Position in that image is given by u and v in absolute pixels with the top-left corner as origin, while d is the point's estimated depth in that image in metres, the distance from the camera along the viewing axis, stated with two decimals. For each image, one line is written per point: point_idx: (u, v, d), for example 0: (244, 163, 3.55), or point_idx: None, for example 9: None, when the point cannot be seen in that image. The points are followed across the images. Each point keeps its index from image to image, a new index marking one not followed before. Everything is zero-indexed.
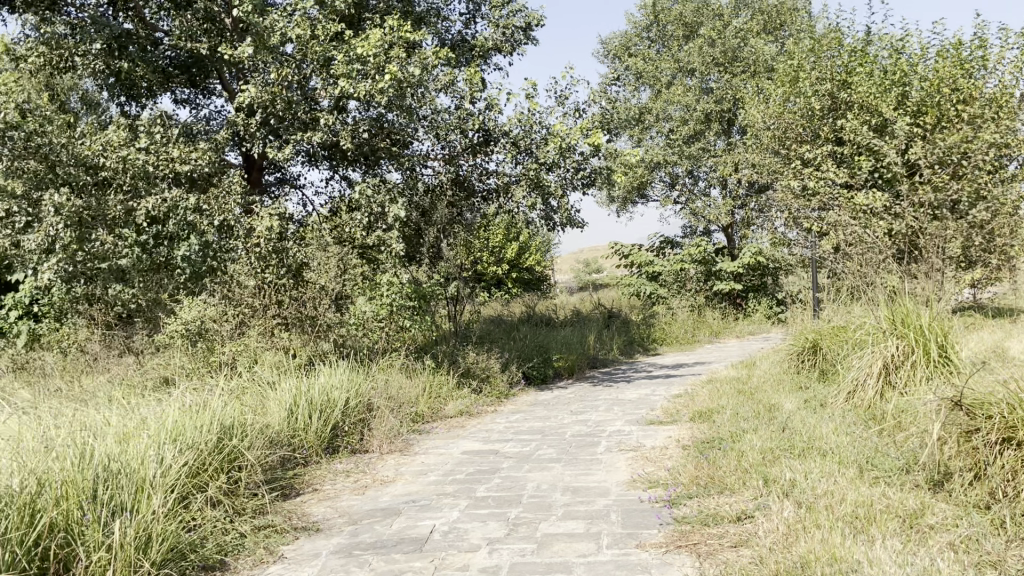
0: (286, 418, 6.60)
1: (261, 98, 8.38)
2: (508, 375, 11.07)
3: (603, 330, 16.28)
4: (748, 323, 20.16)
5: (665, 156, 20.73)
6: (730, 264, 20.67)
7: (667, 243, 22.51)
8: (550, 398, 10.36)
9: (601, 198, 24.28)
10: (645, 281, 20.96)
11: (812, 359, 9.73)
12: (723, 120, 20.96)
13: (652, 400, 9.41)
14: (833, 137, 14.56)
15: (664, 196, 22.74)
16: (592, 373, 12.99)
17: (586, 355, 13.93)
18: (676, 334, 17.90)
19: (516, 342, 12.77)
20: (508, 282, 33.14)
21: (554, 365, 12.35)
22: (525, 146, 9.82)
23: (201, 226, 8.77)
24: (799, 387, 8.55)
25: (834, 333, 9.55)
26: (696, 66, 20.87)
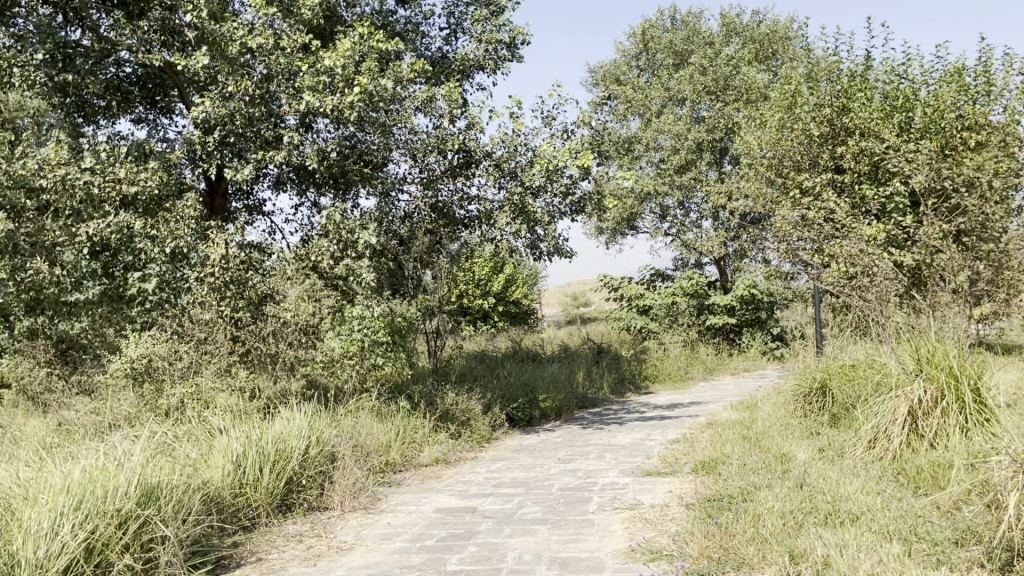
0: (231, 472, 5.76)
1: (218, 113, 7.63)
2: (490, 417, 10.23)
3: (592, 366, 15.49)
4: (743, 359, 19.41)
5: (655, 186, 20.13)
6: (724, 298, 19.97)
7: (658, 276, 21.83)
8: (536, 443, 9.52)
9: (590, 229, 23.63)
10: (636, 315, 20.21)
11: (819, 401, 8.96)
12: (714, 150, 20.41)
13: (648, 445, 8.59)
14: (832, 165, 13.95)
15: (655, 228, 22.10)
16: (582, 414, 12.15)
17: (575, 394, 13.10)
18: (668, 371, 17.12)
19: (501, 380, 11.94)
20: (494, 316, 32.40)
21: (541, 406, 11.53)
22: (510, 169, 9.12)
23: (151, 254, 7.97)
24: (810, 433, 7.76)
25: (844, 372, 8.80)
26: (687, 94, 20.35)
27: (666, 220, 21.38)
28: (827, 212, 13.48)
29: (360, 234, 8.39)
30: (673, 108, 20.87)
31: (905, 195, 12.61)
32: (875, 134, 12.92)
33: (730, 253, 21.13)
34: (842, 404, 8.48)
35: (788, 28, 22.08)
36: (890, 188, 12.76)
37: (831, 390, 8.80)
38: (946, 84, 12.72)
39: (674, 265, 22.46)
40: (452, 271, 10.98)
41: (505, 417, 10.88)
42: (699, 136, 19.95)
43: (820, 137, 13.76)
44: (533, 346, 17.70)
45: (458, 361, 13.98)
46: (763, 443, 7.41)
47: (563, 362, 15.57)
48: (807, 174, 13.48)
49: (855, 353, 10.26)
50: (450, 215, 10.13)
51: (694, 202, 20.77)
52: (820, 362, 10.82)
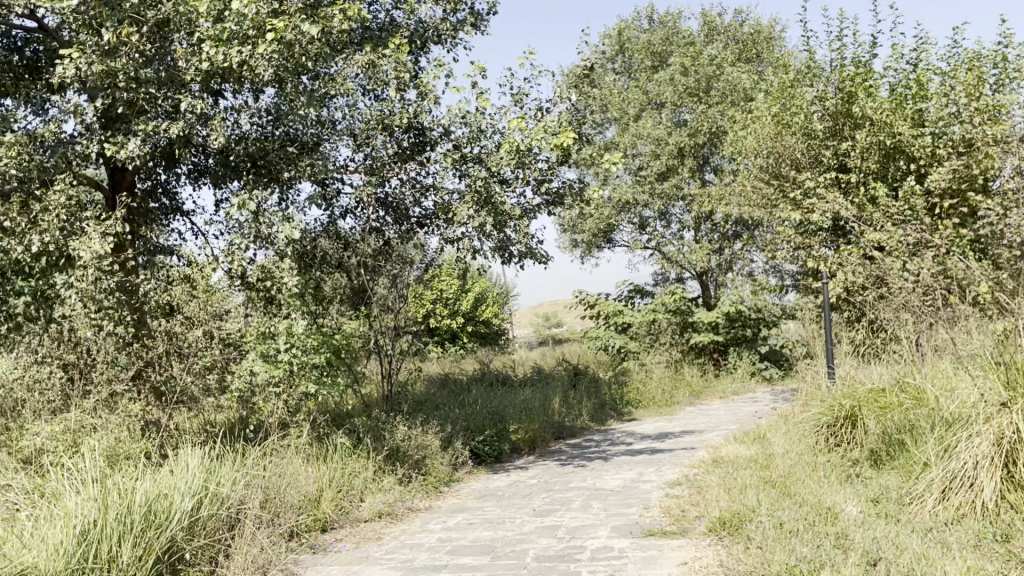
0: (66, 554, 4.08)
1: (94, 69, 5.97)
2: (451, 455, 8.55)
3: (569, 391, 13.86)
4: (730, 381, 17.93)
5: (634, 195, 18.70)
6: (708, 315, 18.52)
7: (637, 292, 20.30)
8: (505, 486, 7.87)
9: (563, 243, 22.09)
10: (615, 334, 18.66)
11: (847, 433, 7.43)
12: (697, 156, 19.00)
13: (643, 491, 6.98)
14: (835, 165, 12.43)
15: (633, 240, 20.62)
16: (559, 447, 10.51)
17: (550, 423, 11.48)
18: (652, 395, 15.56)
19: (464, 408, 10.27)
20: (463, 337, 30.89)
21: (511, 438, 9.88)
22: (472, 154, 7.54)
23: (10, 252, 6.25)
24: (847, 477, 6.22)
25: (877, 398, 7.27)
26: (667, 97, 18.96)
27: (646, 232, 19.95)
28: (831, 216, 12.05)
29: (284, 228, 6.71)
30: (651, 112, 19.46)
31: (919, 195, 11.24)
32: (886, 127, 11.51)
33: (713, 266, 19.74)
34: (879, 437, 6.98)
35: (771, 29, 20.87)
36: (904, 188, 11.37)
37: (863, 419, 7.29)
38: (962, 71, 11.40)
39: (653, 281, 20.99)
40: (406, 279, 9.34)
41: (470, 452, 9.22)
42: (680, 141, 18.58)
43: (821, 133, 12.34)
44: (504, 369, 16.09)
45: (417, 388, 12.29)
46: (794, 492, 5.80)
47: (536, 386, 13.94)
48: (809, 174, 12.05)
49: (879, 378, 8.79)
50: (403, 213, 8.50)
51: (675, 212, 19.39)
52: (837, 388, 9.29)
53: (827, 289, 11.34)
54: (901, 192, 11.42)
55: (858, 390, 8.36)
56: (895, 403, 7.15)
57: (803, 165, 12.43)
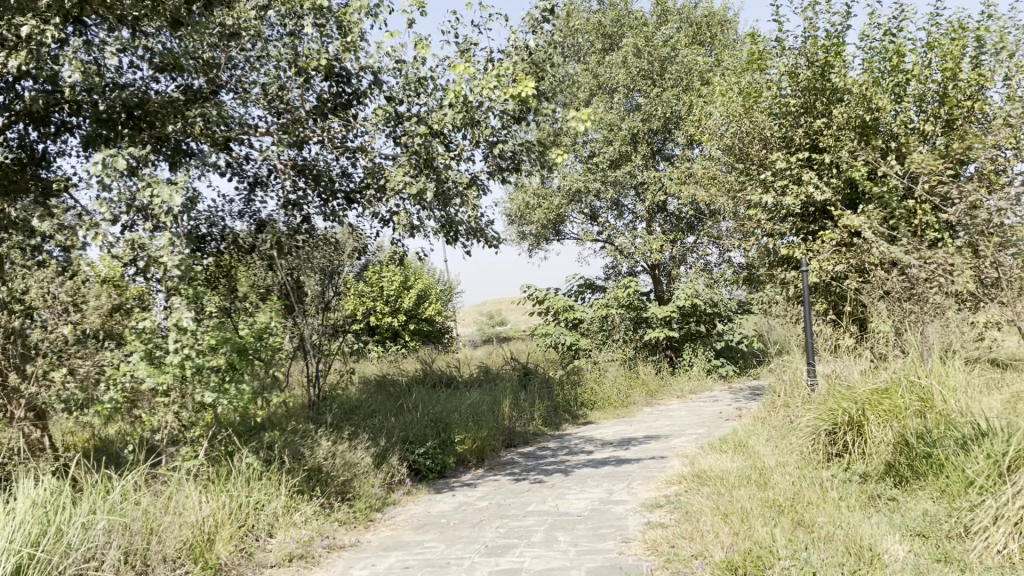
0: None
1: None
2: (385, 474, 7.22)
3: (520, 392, 12.65)
4: (686, 379, 16.96)
5: (586, 182, 17.70)
6: (664, 310, 17.53)
7: (587, 287, 19.20)
8: (450, 511, 6.59)
9: (510, 234, 20.85)
10: (565, 330, 17.43)
11: (850, 441, 6.36)
12: (651, 142, 17.97)
13: (616, 517, 5.80)
14: (807, 145, 11.41)
15: (584, 231, 19.50)
16: (510, 457, 9.27)
17: (500, 431, 10.23)
18: (608, 395, 14.42)
19: (401, 416, 8.92)
20: (403, 335, 29.65)
21: (456, 450, 8.58)
22: (409, 112, 6.26)
23: None
24: (868, 499, 5.11)
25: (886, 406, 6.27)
26: (619, 80, 17.88)
27: (597, 223, 18.92)
28: (804, 200, 11.09)
29: (169, 195, 5.33)
30: (603, 96, 18.36)
31: (899, 176, 10.37)
32: (863, 101, 10.57)
33: (667, 259, 18.79)
34: (890, 444, 5.95)
35: (725, 11, 20.01)
36: (882, 169, 10.47)
37: (870, 423, 6.25)
38: (944, 43, 10.54)
39: (605, 274, 19.94)
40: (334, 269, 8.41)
41: (407, 470, 7.91)
42: (633, 126, 17.54)
43: (794, 109, 11.31)
44: (448, 368, 14.87)
45: (350, 393, 10.92)
46: (811, 522, 4.67)
47: (483, 387, 12.70)
48: (780, 154, 11.05)
49: (871, 377, 7.81)
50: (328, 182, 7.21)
51: (628, 201, 18.38)
52: (824, 389, 8.27)
53: (804, 277, 10.33)
54: (878, 172, 10.52)
55: (851, 392, 7.36)
56: (902, 406, 6.19)
57: (773, 145, 11.45)
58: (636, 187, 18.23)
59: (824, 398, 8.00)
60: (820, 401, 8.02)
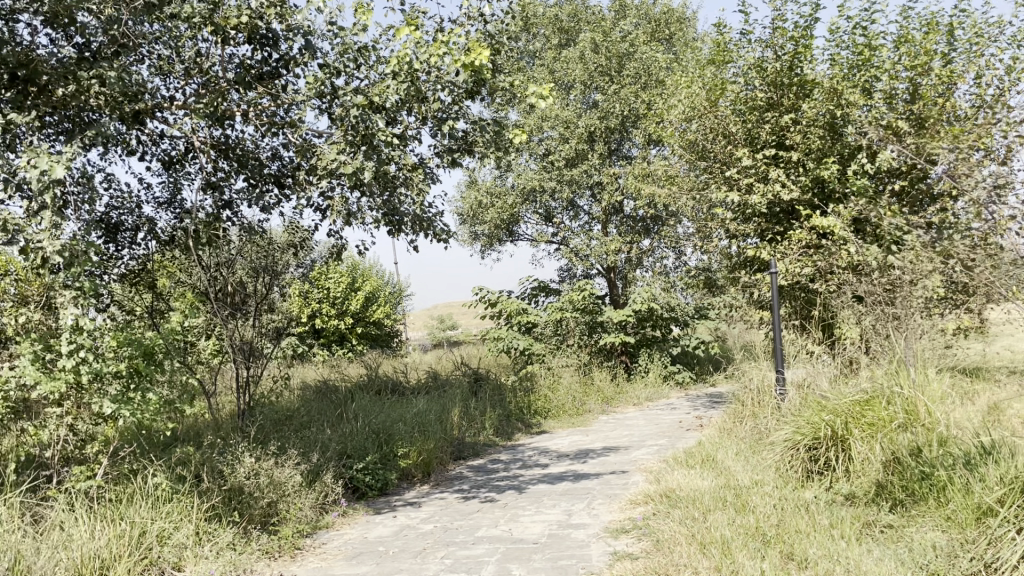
0: None
1: None
2: (316, 492, 6.46)
3: (470, 400, 11.93)
4: (642, 386, 16.43)
5: (541, 180, 17.10)
6: (619, 313, 16.98)
7: (541, 290, 18.57)
8: (389, 535, 5.86)
9: (462, 235, 20.14)
10: (518, 335, 16.74)
11: (833, 459, 5.82)
12: (608, 141, 17.43)
13: (575, 544, 5.15)
14: (773, 142, 10.95)
15: (538, 231, 18.87)
16: (458, 472, 8.56)
17: (448, 442, 9.51)
18: (562, 403, 13.79)
19: (340, 428, 8.15)
20: (350, 338, 28.78)
21: (400, 465, 7.85)
22: (347, 84, 5.54)
23: None
24: (862, 526, 4.54)
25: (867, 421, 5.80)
26: (575, 76, 17.31)
27: (552, 224, 18.34)
28: (770, 200, 10.61)
29: (54, 167, 4.51)
30: (559, 92, 17.76)
31: (869, 176, 10.00)
32: (833, 98, 10.17)
33: (623, 262, 18.27)
34: (878, 460, 5.44)
35: (683, 10, 19.62)
36: (852, 168, 10.09)
37: (856, 436, 5.74)
38: (914, 38, 10.17)
39: (559, 277, 19.34)
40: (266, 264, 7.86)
41: (343, 488, 7.14)
42: (590, 124, 16.97)
43: (760, 104, 10.83)
44: (395, 373, 14.11)
45: (285, 402, 10.07)
46: (803, 556, 4.07)
47: (430, 394, 11.94)
48: (746, 151, 10.57)
49: (845, 387, 7.32)
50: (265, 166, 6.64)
51: (584, 202, 17.82)
52: (795, 402, 7.75)
53: (772, 279, 9.83)
54: (847, 172, 10.14)
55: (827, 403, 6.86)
56: (884, 421, 5.75)
57: (738, 142, 10.96)
58: (592, 188, 17.67)
59: (797, 408, 7.49)
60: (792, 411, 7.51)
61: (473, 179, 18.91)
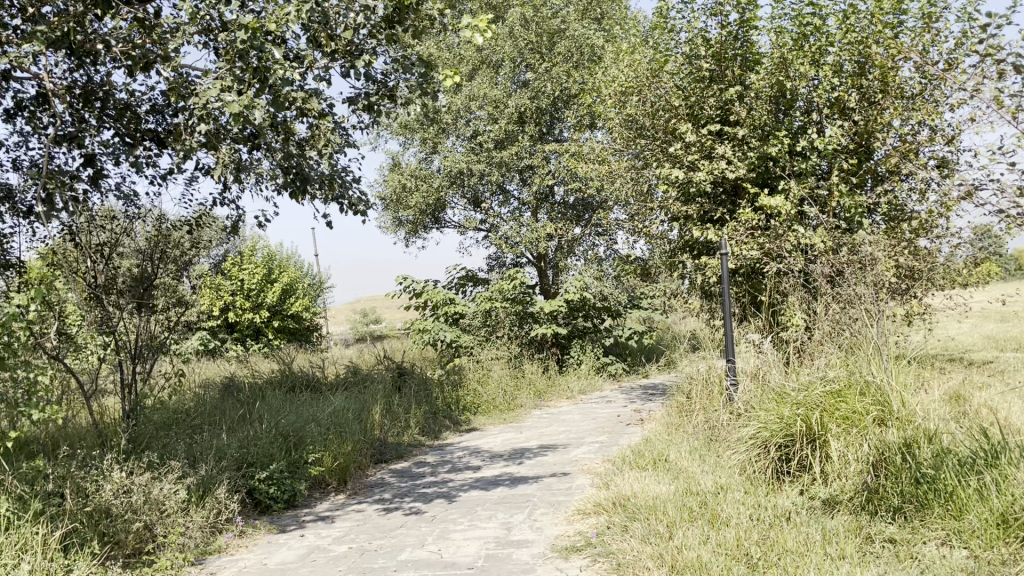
0: None
1: None
2: (205, 510, 5.43)
3: (392, 396, 10.95)
4: (574, 378, 15.69)
5: (468, 163, 16.20)
6: (551, 303, 16.21)
7: (469, 279, 17.66)
8: (294, 560, 4.88)
9: (384, 221, 19.06)
10: (445, 326, 15.77)
11: (808, 459, 5.20)
12: (539, 122, 16.62)
13: (517, 569, 4.29)
14: (717, 118, 10.31)
15: (465, 217, 17.95)
16: (379, 478, 7.60)
17: (367, 445, 8.53)
18: (492, 397, 12.91)
19: (242, 434, 7.12)
20: (267, 333, 27.39)
21: (311, 472, 6.85)
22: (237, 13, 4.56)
23: None
24: (861, 540, 3.86)
25: (845, 419, 5.21)
26: (505, 53, 16.44)
27: (480, 210, 17.45)
28: (715, 178, 9.94)
29: None
30: (488, 70, 16.86)
31: (818, 152, 9.44)
32: (780, 67, 9.61)
33: (555, 250, 17.51)
34: (859, 460, 4.83)
35: None
36: (800, 142, 9.53)
37: (834, 433, 5.09)
38: (864, 8, 9.69)
39: (487, 266, 18.47)
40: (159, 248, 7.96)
41: (241, 502, 6.11)
42: (521, 103, 16.12)
43: (705, 77, 10.18)
44: (311, 367, 13.03)
45: (182, 403, 8.88)
46: None
47: (349, 391, 10.89)
48: (689, 125, 9.88)
49: (811, 380, 6.64)
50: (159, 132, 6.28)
51: (514, 187, 16.96)
52: (754, 396, 7.04)
53: (721, 261, 9.12)
54: (794, 147, 9.59)
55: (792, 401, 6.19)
56: (860, 417, 5.19)
57: (681, 117, 10.28)
58: (523, 171, 16.80)
59: (757, 406, 6.74)
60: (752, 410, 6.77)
61: (396, 161, 17.91)
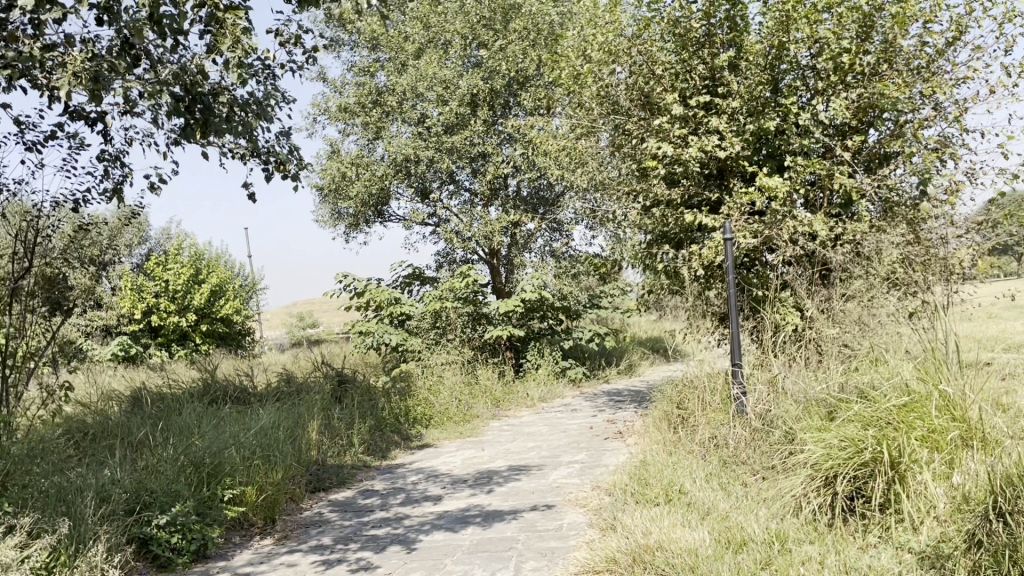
0: None
1: None
2: None
3: (332, 408, 9.46)
4: (533, 384, 14.34)
5: (415, 149, 14.75)
6: (507, 302, 14.85)
7: (415, 277, 16.20)
8: None
9: (322, 214, 17.46)
10: (390, 329, 14.44)
11: (885, 492, 4.06)
12: (492, 105, 15.24)
13: None
14: (704, 89, 9.08)
15: (412, 209, 16.47)
16: (316, 515, 6.11)
17: (301, 470, 7.04)
18: (445, 408, 11.48)
19: (141, 469, 5.61)
20: (194, 337, 25.42)
21: (228, 515, 5.37)
22: None
23: None
24: None
25: (926, 441, 4.13)
26: (455, 29, 15.02)
27: (428, 202, 16.02)
28: (704, 158, 8.71)
29: None
30: (436, 48, 15.41)
31: (820, 127, 8.35)
32: (777, 29, 8.53)
33: (509, 245, 16.15)
34: (958, 499, 3.68)
35: None
36: (799, 117, 8.43)
37: (921, 463, 3.93)
38: None
39: (436, 263, 17.03)
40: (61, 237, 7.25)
41: (131, 559, 4.60)
42: (473, 84, 14.72)
43: (691, 42, 8.95)
44: (238, 375, 11.43)
45: (68, 427, 7.27)
46: None
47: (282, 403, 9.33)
48: (675, 95, 8.63)
49: (854, 394, 5.46)
50: (74, 110, 6.18)
51: (465, 176, 15.56)
52: (782, 410, 5.79)
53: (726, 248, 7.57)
54: (792, 122, 8.50)
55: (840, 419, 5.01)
56: (943, 438, 4.12)
57: (663, 89, 9.03)
58: (475, 158, 15.37)
59: (792, 425, 5.50)
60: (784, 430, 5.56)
61: (336, 148, 16.36)
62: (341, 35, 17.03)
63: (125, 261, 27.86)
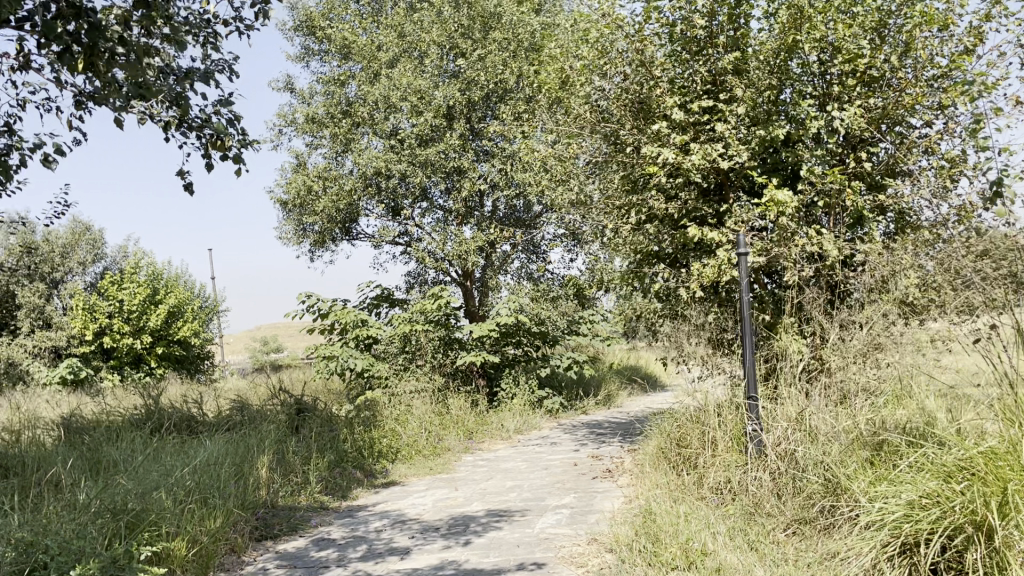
0: None
1: None
2: None
3: (288, 440, 8.43)
4: (508, 415, 13.37)
5: (387, 162, 13.86)
6: (481, 326, 13.92)
7: (384, 299, 15.22)
8: None
9: (286, 231, 16.47)
10: (356, 353, 13.46)
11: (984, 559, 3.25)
12: (469, 118, 14.41)
13: None
14: (704, 95, 8.29)
15: (381, 226, 15.54)
16: (259, 572, 5.09)
17: (245, 515, 6.02)
18: (413, 440, 10.48)
19: (43, 523, 4.64)
20: (149, 360, 24.16)
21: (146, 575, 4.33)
22: None
23: None
24: None
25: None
26: (432, 37, 14.21)
27: (399, 219, 15.11)
28: (706, 171, 7.90)
29: None
30: (411, 57, 14.57)
31: (834, 139, 7.55)
32: (790, 28, 7.71)
33: (485, 266, 15.26)
34: None
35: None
36: (810, 127, 7.68)
37: None
38: None
39: (405, 284, 16.08)
40: None
41: None
42: (449, 95, 13.89)
43: (693, 45, 8.18)
44: (185, 401, 10.34)
45: None
46: None
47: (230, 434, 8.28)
48: (676, 100, 7.84)
49: (910, 437, 4.59)
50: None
51: (438, 193, 14.68)
52: (814, 452, 4.93)
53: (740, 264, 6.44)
54: (803, 132, 7.72)
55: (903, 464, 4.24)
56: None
57: (661, 94, 8.23)
58: (450, 174, 14.53)
59: (834, 472, 4.64)
60: (824, 477, 4.70)
61: (302, 161, 15.43)
62: (310, 44, 16.19)
63: (78, 279, 26.53)
